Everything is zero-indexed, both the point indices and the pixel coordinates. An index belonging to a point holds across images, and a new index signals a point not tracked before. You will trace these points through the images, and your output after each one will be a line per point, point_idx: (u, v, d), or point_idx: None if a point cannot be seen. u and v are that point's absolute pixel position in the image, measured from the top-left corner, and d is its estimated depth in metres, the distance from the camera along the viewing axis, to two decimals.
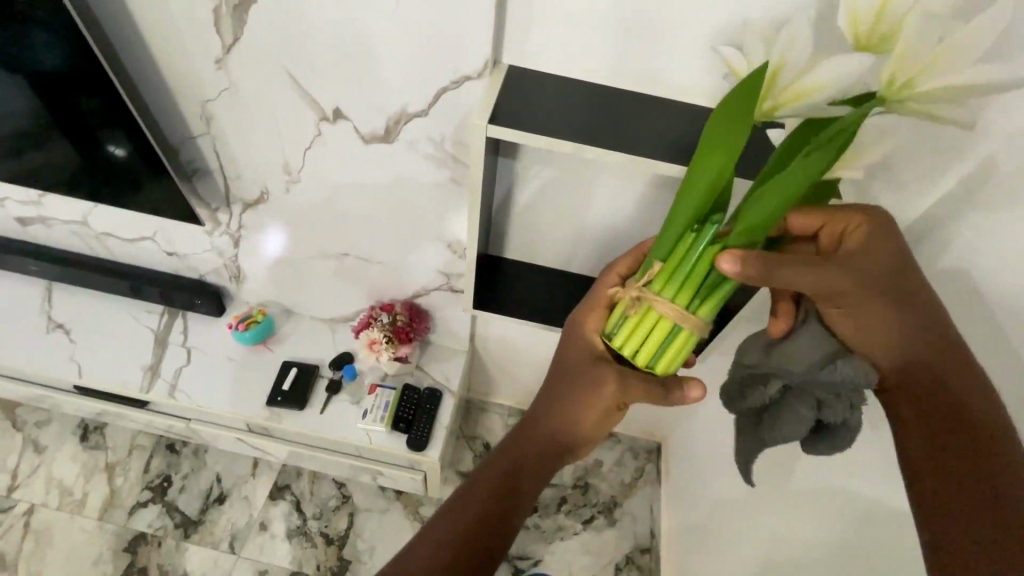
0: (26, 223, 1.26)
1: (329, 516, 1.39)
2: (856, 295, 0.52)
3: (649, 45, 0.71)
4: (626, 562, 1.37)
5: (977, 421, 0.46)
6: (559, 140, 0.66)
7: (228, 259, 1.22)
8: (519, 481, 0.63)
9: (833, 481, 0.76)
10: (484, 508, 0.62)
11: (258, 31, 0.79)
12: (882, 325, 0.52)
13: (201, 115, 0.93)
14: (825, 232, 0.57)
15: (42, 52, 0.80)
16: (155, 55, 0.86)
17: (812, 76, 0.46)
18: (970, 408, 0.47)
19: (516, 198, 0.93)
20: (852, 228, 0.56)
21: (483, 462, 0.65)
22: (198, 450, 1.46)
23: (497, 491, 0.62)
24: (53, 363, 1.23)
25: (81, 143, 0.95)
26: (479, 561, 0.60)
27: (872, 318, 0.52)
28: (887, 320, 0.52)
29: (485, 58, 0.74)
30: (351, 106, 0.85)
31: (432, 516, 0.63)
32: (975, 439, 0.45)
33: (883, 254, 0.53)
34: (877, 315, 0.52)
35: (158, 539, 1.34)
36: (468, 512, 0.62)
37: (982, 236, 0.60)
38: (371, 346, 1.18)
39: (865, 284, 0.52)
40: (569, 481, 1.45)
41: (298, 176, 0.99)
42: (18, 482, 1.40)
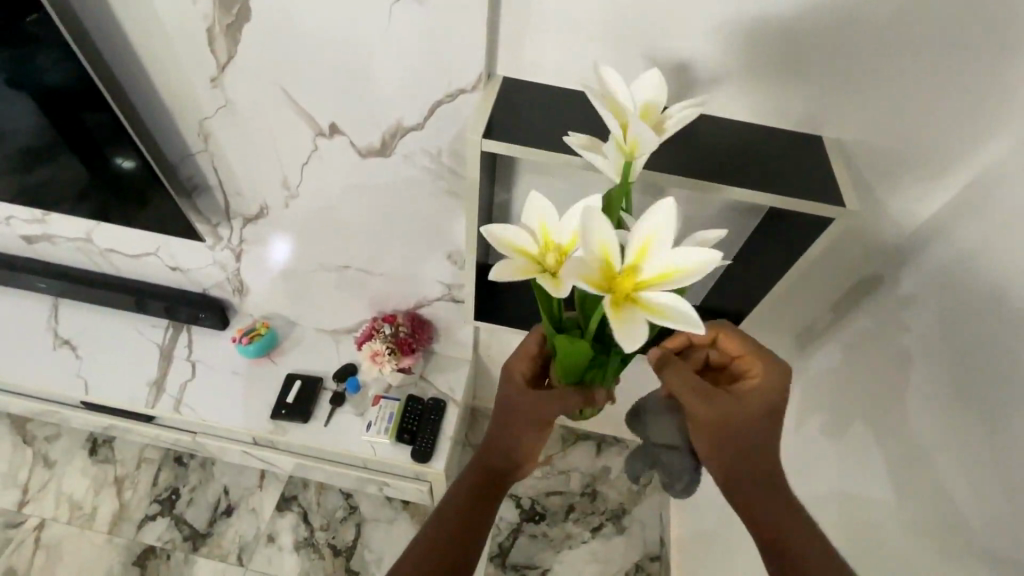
0: (31, 241, 1.27)
1: (336, 528, 1.38)
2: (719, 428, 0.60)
3: (644, 52, 0.70)
4: (635, 570, 1.35)
5: (793, 539, 0.58)
6: (553, 153, 0.65)
7: (230, 273, 1.22)
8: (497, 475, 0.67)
9: (854, 490, 0.74)
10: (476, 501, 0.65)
11: (250, 47, 0.78)
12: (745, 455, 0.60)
13: (199, 132, 0.93)
14: (739, 367, 0.64)
15: (44, 72, 0.81)
16: (152, 75, 0.86)
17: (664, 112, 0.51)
18: (787, 529, 0.58)
19: (514, 206, 0.92)
20: (754, 372, 0.62)
21: (458, 484, 0.67)
22: (206, 463, 1.46)
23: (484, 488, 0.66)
24: (60, 379, 1.24)
25: (88, 158, 0.95)
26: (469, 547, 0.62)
27: (720, 443, 0.60)
28: (730, 447, 0.60)
29: (479, 70, 0.74)
30: (346, 120, 0.84)
31: (423, 526, 0.64)
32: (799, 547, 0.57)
33: (769, 404, 0.60)
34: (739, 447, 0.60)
35: (167, 552, 1.35)
36: (462, 509, 0.64)
37: (1016, 240, 0.58)
38: (374, 358, 1.17)
39: (734, 421, 0.60)
40: (576, 488, 1.45)
41: (297, 190, 0.99)
42: (29, 497, 1.41)
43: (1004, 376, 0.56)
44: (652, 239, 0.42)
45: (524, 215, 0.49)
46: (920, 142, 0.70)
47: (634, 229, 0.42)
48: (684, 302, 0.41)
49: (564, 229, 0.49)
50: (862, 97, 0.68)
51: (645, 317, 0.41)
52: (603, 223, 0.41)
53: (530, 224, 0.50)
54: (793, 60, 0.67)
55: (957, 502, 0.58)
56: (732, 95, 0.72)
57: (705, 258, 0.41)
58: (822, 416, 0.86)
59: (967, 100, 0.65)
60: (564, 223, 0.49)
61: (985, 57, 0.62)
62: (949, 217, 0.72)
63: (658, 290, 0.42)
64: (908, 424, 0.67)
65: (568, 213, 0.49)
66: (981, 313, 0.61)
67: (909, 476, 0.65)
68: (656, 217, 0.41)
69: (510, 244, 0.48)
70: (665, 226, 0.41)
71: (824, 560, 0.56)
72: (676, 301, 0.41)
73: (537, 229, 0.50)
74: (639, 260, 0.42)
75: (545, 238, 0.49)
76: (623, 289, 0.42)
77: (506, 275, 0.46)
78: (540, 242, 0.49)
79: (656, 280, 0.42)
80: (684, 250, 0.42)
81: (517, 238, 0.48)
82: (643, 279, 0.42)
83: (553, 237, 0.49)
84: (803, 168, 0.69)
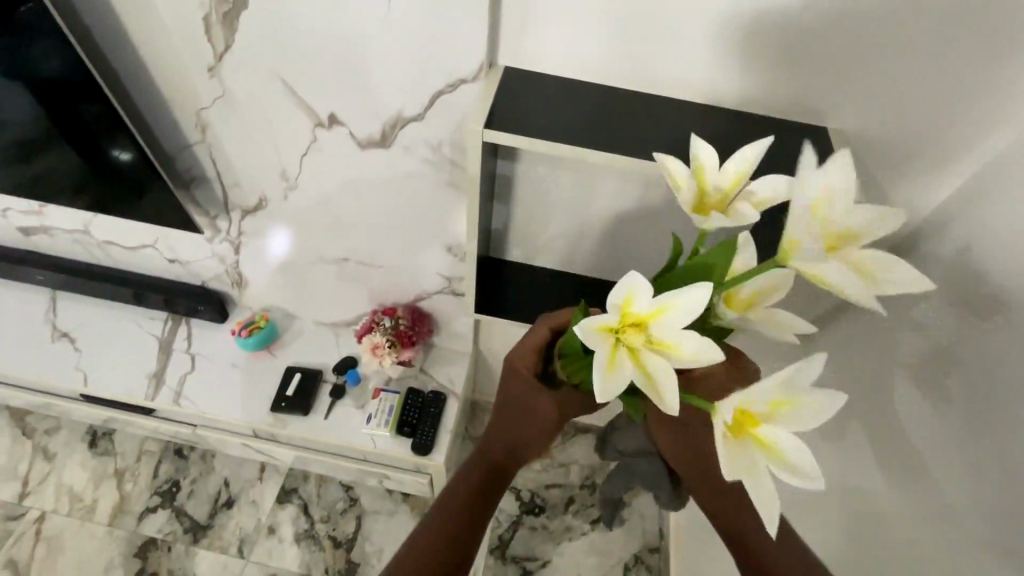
0: (28, 233, 1.26)
1: (337, 520, 1.39)
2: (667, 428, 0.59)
3: (648, 41, 0.69)
4: (634, 562, 1.35)
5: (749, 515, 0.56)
6: (556, 144, 0.64)
7: (229, 265, 1.22)
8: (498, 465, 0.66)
9: (855, 483, 0.74)
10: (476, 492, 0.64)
11: (248, 37, 0.77)
12: (695, 446, 0.59)
13: (196, 122, 0.92)
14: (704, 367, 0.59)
15: (40, 62, 0.79)
16: (149, 65, 0.85)
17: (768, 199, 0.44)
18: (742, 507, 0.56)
19: (515, 198, 0.91)
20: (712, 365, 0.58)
21: (459, 475, 0.66)
22: (206, 455, 1.46)
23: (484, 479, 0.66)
24: (59, 371, 1.24)
25: (85, 150, 0.94)
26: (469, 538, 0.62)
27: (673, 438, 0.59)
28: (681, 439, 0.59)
29: (480, 60, 0.73)
30: (346, 111, 0.83)
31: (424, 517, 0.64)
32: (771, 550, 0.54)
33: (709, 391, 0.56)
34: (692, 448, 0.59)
35: (168, 544, 1.35)
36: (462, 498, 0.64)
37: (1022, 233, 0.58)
38: (374, 351, 1.17)
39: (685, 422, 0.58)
40: (576, 481, 1.45)
41: (296, 182, 0.98)
42: (29, 489, 1.41)
43: (1008, 370, 0.55)
44: (784, 387, 0.35)
45: (610, 295, 0.38)
46: (926, 133, 0.69)
47: (766, 379, 0.35)
48: (808, 449, 0.36)
49: (652, 304, 0.37)
50: (870, 87, 0.67)
51: (766, 465, 0.36)
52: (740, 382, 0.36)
53: (612, 297, 0.38)
54: (799, 51, 0.66)
55: (960, 494, 0.57)
56: (737, 85, 0.71)
57: (833, 400, 0.35)
58: (823, 409, 0.86)
59: (975, 91, 0.64)
60: (654, 299, 0.37)
61: (992, 49, 0.61)
62: (953, 210, 0.72)
63: (781, 432, 0.36)
64: (911, 417, 0.67)
65: (662, 293, 0.37)
66: (986, 305, 0.61)
67: (911, 467, 0.65)
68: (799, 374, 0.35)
69: (596, 333, 0.38)
70: (796, 377, 0.35)
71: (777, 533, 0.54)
72: (800, 448, 0.36)
73: (622, 305, 0.38)
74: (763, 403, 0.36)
75: (625, 312, 0.38)
76: (744, 431, 0.37)
77: (603, 381, 0.37)
78: (623, 318, 0.38)
79: (782, 425, 0.36)
80: (817, 395, 0.35)
81: (598, 319, 0.38)
82: (764, 421, 0.36)
83: (637, 313, 0.38)
84: (809, 160, 0.68)
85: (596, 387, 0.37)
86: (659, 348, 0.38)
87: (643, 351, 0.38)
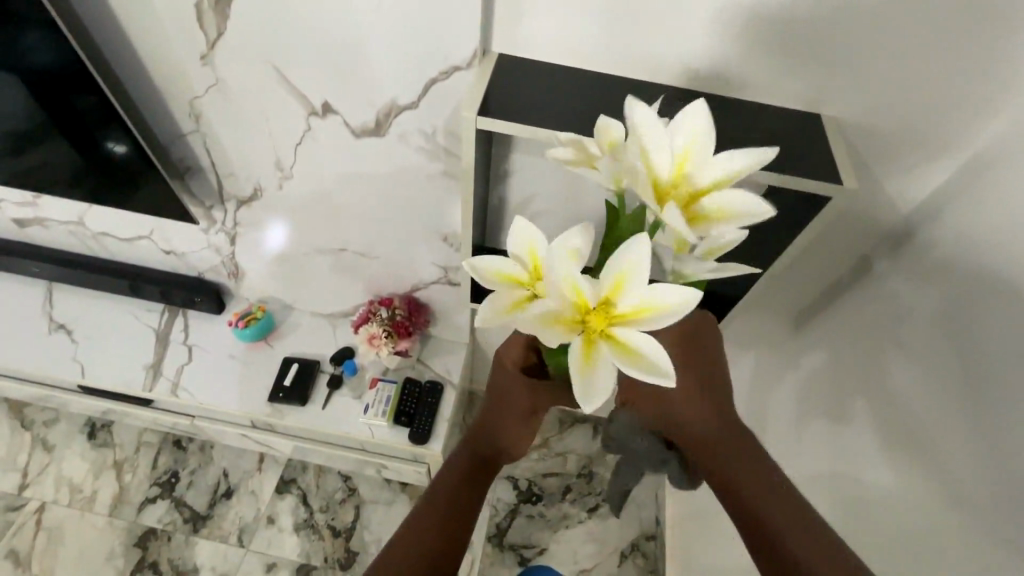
0: (23, 225, 1.26)
1: (336, 509, 1.40)
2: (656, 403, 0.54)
3: (643, 27, 0.69)
4: (631, 549, 1.37)
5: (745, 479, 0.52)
6: (549, 131, 0.64)
7: (225, 256, 1.21)
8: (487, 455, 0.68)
9: (849, 470, 0.75)
10: (466, 481, 0.66)
11: (240, 24, 0.77)
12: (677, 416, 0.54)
13: (190, 112, 0.92)
14: None
15: (31, 51, 0.79)
16: (142, 54, 0.85)
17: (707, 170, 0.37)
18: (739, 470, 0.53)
19: (510, 187, 0.91)
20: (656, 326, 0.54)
21: (450, 466, 0.67)
22: (205, 446, 1.47)
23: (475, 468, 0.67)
24: (56, 363, 1.24)
25: (79, 142, 0.94)
26: (460, 527, 0.63)
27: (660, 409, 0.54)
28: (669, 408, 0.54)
29: (474, 46, 0.72)
30: (340, 99, 0.83)
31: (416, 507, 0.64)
32: (780, 520, 0.50)
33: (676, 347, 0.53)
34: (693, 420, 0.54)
35: (167, 534, 1.36)
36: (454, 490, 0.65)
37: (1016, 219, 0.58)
38: (371, 341, 1.17)
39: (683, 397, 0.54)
40: (573, 470, 1.46)
41: (291, 172, 0.97)
42: (29, 481, 1.42)
43: (1001, 357, 0.56)
44: (622, 278, 0.35)
45: (512, 243, 0.41)
46: (921, 120, 0.69)
47: (605, 271, 0.35)
48: (657, 345, 0.35)
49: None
50: (866, 73, 0.67)
51: (610, 360, 0.35)
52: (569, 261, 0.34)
53: (518, 248, 0.40)
54: (794, 36, 0.66)
55: (949, 479, 0.58)
56: (731, 72, 0.71)
57: (686, 296, 0.34)
58: (818, 398, 0.86)
59: (971, 77, 0.64)
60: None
61: (985, 35, 0.61)
62: (949, 196, 0.71)
63: (634, 330, 0.35)
64: (905, 403, 0.67)
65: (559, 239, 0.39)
66: (981, 292, 0.61)
67: (903, 456, 0.65)
68: (635, 258, 0.34)
69: (495, 275, 0.40)
70: (643, 260, 0.34)
71: (775, 490, 0.51)
72: (647, 342, 0.35)
73: (526, 255, 0.40)
74: (615, 299, 0.35)
75: (534, 262, 0.40)
76: (591, 330, 0.35)
77: (489, 314, 0.38)
78: (530, 270, 0.40)
79: (631, 323, 0.35)
80: (666, 287, 0.35)
81: (504, 267, 0.40)
82: (616, 317, 0.36)
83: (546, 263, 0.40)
84: (803, 147, 0.68)
85: (483, 315, 0.39)
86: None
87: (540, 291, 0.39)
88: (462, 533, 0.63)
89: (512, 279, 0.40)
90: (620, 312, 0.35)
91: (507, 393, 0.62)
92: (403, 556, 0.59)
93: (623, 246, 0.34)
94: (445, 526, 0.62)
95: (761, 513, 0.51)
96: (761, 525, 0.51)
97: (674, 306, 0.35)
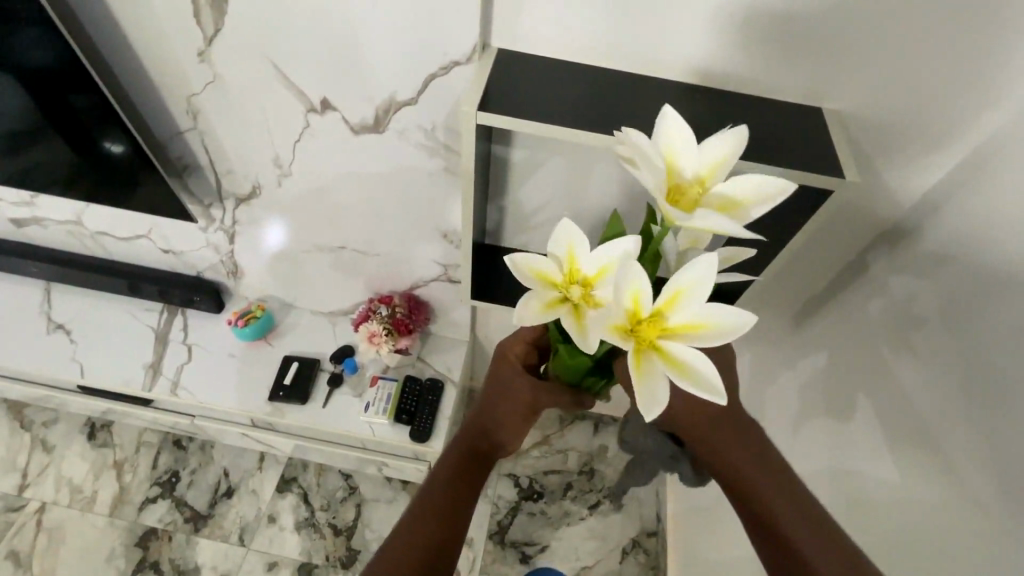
0: (21, 225, 1.25)
1: (337, 508, 1.40)
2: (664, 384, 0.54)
3: (644, 20, 0.68)
4: (633, 546, 1.37)
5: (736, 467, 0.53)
6: (548, 126, 0.64)
7: (224, 255, 1.21)
8: (483, 450, 0.67)
9: (852, 466, 0.75)
10: (464, 475, 0.65)
11: (238, 21, 0.76)
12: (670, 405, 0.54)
13: (188, 110, 0.91)
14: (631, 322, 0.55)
15: (27, 50, 0.78)
16: (138, 50, 0.84)
17: (707, 157, 0.42)
18: (726, 455, 0.54)
19: (510, 182, 0.91)
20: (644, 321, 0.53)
21: (444, 460, 0.67)
22: (205, 446, 1.47)
23: (472, 462, 0.66)
24: (56, 364, 1.23)
25: (76, 142, 0.93)
26: (457, 518, 0.62)
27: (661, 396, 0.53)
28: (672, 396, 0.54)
29: (473, 41, 0.72)
30: (339, 96, 0.83)
31: (411, 503, 0.63)
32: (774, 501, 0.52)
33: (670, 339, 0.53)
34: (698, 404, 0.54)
35: (168, 534, 1.36)
36: (449, 482, 0.64)
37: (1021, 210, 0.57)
38: (371, 339, 1.17)
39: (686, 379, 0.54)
40: (574, 467, 1.46)
41: (290, 169, 0.97)
42: (29, 481, 1.41)
43: (1005, 351, 0.55)
44: (682, 298, 0.38)
45: (553, 241, 0.43)
46: (923, 113, 0.69)
47: (664, 290, 0.38)
48: (707, 360, 0.38)
49: (591, 260, 0.42)
50: (867, 66, 0.67)
51: (665, 372, 0.38)
52: (636, 274, 0.37)
53: (556, 248, 0.43)
54: (795, 29, 0.66)
55: (951, 471, 0.58)
56: (732, 66, 0.71)
57: (740, 320, 0.37)
58: (819, 392, 0.86)
59: (973, 68, 0.64)
60: (592, 254, 0.42)
61: (988, 26, 0.60)
62: (950, 190, 0.71)
63: (683, 344, 0.39)
64: (907, 397, 0.67)
65: (600, 248, 0.41)
66: (985, 285, 0.61)
67: (905, 448, 0.65)
68: (695, 278, 0.37)
69: (535, 272, 0.43)
70: (703, 285, 0.37)
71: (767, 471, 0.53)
72: (698, 357, 0.38)
73: (564, 255, 0.43)
74: (671, 315, 0.38)
75: (571, 266, 0.43)
76: (647, 342, 0.38)
77: (527, 308, 0.41)
78: (565, 270, 0.43)
79: (684, 337, 0.39)
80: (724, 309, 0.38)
81: (541, 266, 0.43)
82: (668, 328, 0.39)
83: (581, 266, 0.42)
84: (803, 142, 0.68)
85: (524, 314, 0.41)
86: (594, 299, 0.42)
87: (576, 295, 0.42)
88: (459, 532, 0.62)
89: (547, 282, 0.43)
90: (676, 327, 0.39)
91: (503, 385, 0.64)
92: (403, 551, 0.58)
93: (688, 265, 0.37)
94: (444, 512, 0.62)
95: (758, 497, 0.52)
96: (760, 508, 0.52)
97: (724, 327, 0.38)
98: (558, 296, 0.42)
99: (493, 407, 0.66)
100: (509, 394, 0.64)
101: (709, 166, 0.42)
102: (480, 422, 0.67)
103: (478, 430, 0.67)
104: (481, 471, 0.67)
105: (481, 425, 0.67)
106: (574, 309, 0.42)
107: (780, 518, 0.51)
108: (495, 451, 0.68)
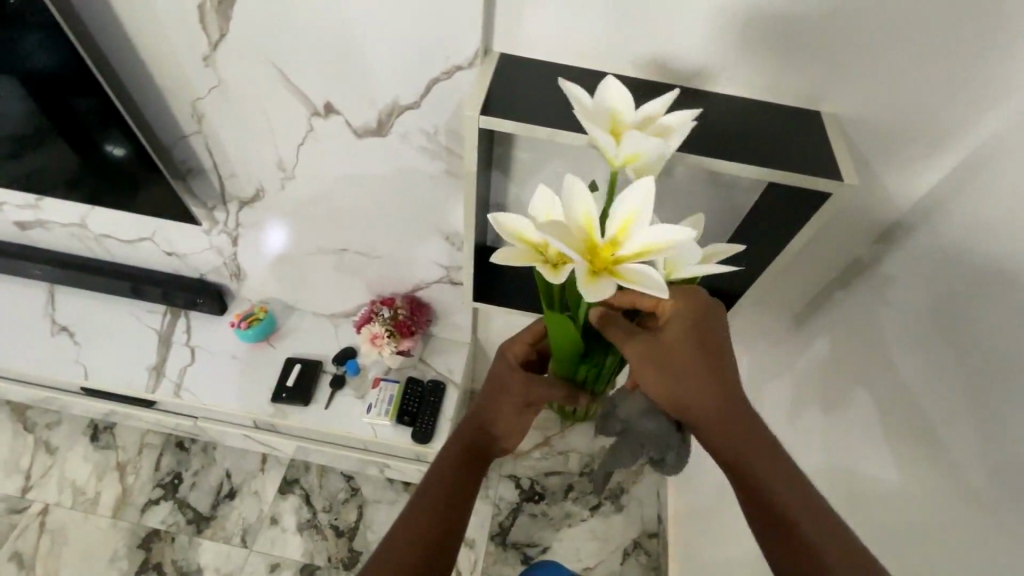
0: (25, 228, 1.26)
1: (339, 509, 1.40)
2: (666, 373, 0.56)
3: (643, 24, 0.69)
4: (634, 547, 1.37)
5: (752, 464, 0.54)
6: (549, 129, 0.65)
7: (227, 257, 1.22)
8: (481, 446, 0.68)
9: (851, 465, 0.75)
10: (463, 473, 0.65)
11: (242, 26, 0.77)
12: (683, 390, 0.56)
13: (192, 113, 0.92)
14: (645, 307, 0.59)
15: (33, 54, 0.79)
16: (143, 54, 0.85)
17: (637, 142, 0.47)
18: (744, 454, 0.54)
19: (512, 184, 0.91)
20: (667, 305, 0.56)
21: (443, 458, 0.67)
22: (207, 448, 1.47)
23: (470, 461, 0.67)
24: (59, 366, 1.24)
25: (80, 146, 0.94)
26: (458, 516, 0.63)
27: (678, 372, 0.56)
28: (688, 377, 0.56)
29: (475, 46, 0.73)
30: (342, 99, 0.83)
31: (410, 501, 0.63)
32: (789, 502, 0.52)
33: (691, 324, 0.56)
34: (703, 397, 0.56)
35: (171, 535, 1.36)
36: (448, 481, 0.64)
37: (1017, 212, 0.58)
38: (373, 341, 1.18)
39: (691, 370, 0.56)
40: (575, 468, 1.47)
41: (294, 172, 0.98)
42: (32, 483, 1.42)
43: (1004, 351, 0.56)
44: (629, 221, 0.46)
45: (530, 207, 0.50)
46: (921, 116, 0.70)
47: (612, 216, 0.46)
48: (654, 271, 0.46)
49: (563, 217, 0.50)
50: (865, 70, 0.68)
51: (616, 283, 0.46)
52: (584, 202, 0.46)
53: (536, 213, 0.50)
54: (793, 33, 0.66)
55: (950, 469, 0.59)
56: (731, 69, 0.71)
57: (678, 234, 0.46)
58: (818, 393, 0.87)
59: (970, 71, 0.64)
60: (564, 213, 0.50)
61: (985, 29, 0.61)
62: (947, 192, 0.72)
63: (633, 261, 0.47)
64: (906, 398, 0.67)
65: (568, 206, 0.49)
66: (982, 285, 0.61)
67: (904, 447, 0.66)
68: (639, 205, 0.46)
69: (516, 232, 0.51)
70: (647, 210, 0.46)
71: (784, 475, 0.53)
72: (646, 269, 0.46)
73: (542, 218, 0.50)
74: (621, 237, 0.47)
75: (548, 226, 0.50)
76: (600, 261, 0.47)
77: (512, 262, 0.50)
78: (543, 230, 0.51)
79: (635, 256, 0.47)
80: (664, 228, 0.46)
81: (520, 227, 0.51)
82: (620, 249, 0.47)
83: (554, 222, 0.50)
84: (800, 144, 0.69)
85: (504, 259, 0.50)
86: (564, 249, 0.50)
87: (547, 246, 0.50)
88: (459, 529, 0.62)
89: (525, 239, 0.51)
90: (625, 247, 0.47)
91: (501, 385, 0.67)
92: (405, 551, 0.58)
93: (626, 192, 0.45)
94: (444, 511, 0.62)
95: (774, 497, 0.52)
96: (776, 508, 0.52)
97: (669, 241, 0.46)
98: (533, 249, 0.51)
99: (492, 406, 0.67)
100: (507, 392, 0.67)
101: (642, 125, 0.52)
102: (478, 420, 0.69)
103: (477, 428, 0.68)
104: (479, 468, 0.67)
105: (478, 424, 0.68)
106: (545, 255, 0.50)
107: (795, 519, 0.51)
108: (492, 449, 0.69)
